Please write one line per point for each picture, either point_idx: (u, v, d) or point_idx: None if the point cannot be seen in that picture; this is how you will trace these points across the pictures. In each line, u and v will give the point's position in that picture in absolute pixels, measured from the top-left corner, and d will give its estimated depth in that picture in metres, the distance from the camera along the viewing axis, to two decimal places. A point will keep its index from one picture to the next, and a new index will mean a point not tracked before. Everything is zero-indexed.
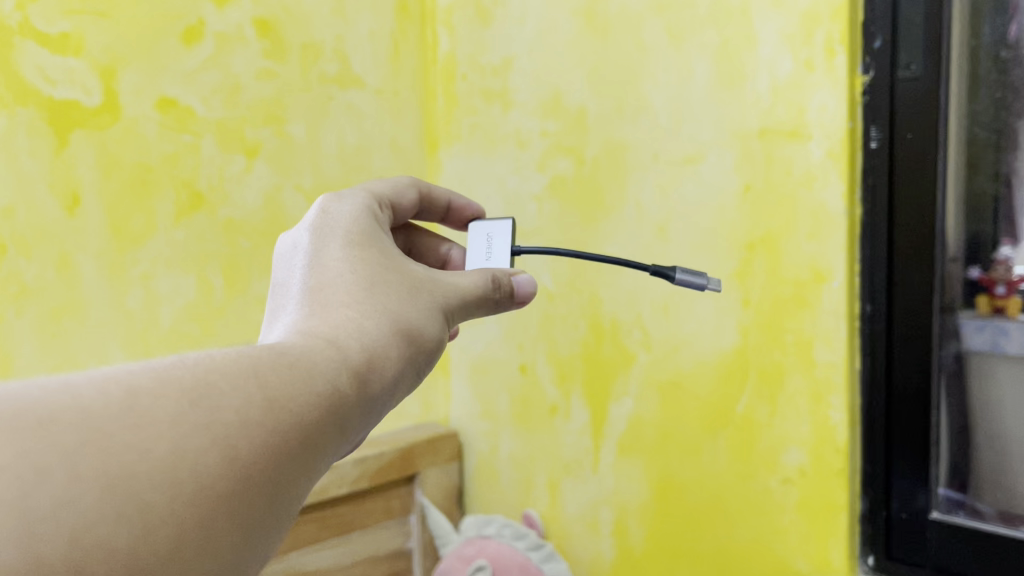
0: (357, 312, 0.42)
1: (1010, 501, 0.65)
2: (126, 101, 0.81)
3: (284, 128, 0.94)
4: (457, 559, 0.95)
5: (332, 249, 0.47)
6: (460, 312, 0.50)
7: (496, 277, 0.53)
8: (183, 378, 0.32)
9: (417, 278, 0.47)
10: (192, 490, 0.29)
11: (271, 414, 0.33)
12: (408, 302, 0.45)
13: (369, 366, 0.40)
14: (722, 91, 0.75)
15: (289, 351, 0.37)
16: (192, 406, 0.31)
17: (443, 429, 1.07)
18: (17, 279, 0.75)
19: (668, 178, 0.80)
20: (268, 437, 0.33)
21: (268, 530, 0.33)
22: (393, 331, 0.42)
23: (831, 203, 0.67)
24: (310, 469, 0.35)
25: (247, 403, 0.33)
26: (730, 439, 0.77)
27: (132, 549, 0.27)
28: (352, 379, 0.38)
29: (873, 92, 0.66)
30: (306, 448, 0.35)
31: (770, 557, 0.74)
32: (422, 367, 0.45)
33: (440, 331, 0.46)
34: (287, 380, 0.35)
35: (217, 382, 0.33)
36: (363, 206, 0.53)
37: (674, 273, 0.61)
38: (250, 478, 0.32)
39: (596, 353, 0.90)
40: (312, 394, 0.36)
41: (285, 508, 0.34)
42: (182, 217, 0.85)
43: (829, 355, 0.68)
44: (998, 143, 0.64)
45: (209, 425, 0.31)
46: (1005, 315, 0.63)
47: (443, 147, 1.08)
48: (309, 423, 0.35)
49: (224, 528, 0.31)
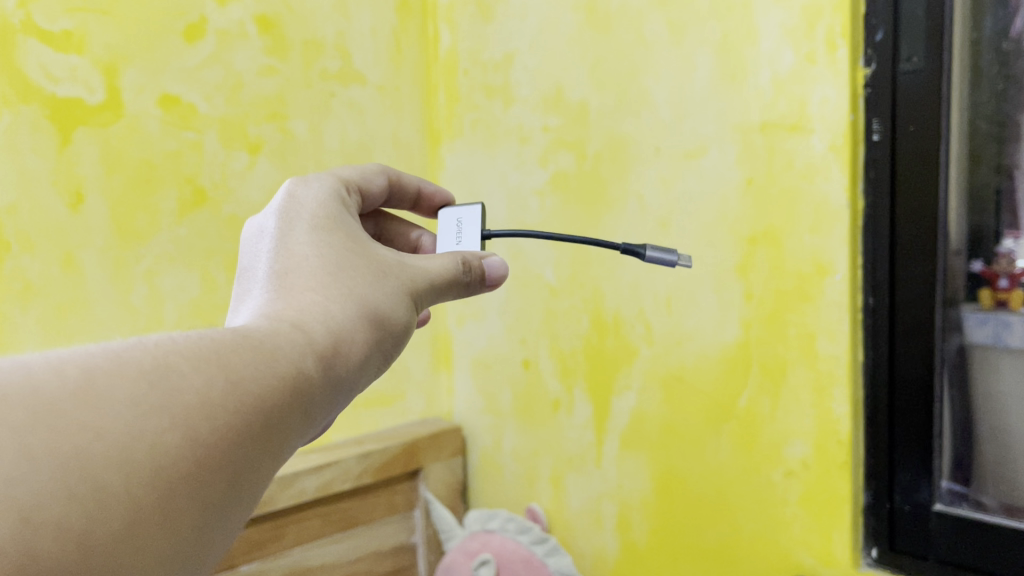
0: (323, 296, 0.42)
1: (1012, 493, 0.64)
2: (128, 98, 0.81)
3: (286, 125, 0.94)
4: (462, 553, 0.99)
5: (298, 233, 0.47)
6: (429, 296, 0.50)
7: (466, 262, 0.53)
8: (142, 358, 0.32)
9: (384, 261, 0.47)
10: (151, 471, 0.29)
11: (233, 396, 0.33)
12: (376, 286, 0.45)
13: (333, 349, 0.40)
14: (722, 85, 0.75)
15: (252, 334, 0.37)
16: (151, 386, 0.31)
17: (446, 424, 1.08)
18: (22, 276, 0.76)
19: (669, 172, 0.81)
20: (227, 419, 0.33)
21: (228, 514, 0.33)
22: (359, 315, 0.42)
23: (833, 196, 0.67)
24: (270, 451, 0.35)
25: (208, 384, 0.33)
26: (733, 433, 0.77)
27: (88, 528, 0.27)
28: (316, 362, 0.38)
29: (875, 86, 0.66)
30: (266, 431, 0.35)
31: (773, 550, 0.74)
32: (389, 351, 0.45)
33: (407, 315, 0.47)
34: (248, 362, 0.35)
35: (177, 363, 0.33)
36: (330, 191, 0.53)
37: (643, 253, 0.61)
38: (211, 460, 0.32)
39: (598, 347, 0.90)
40: (273, 376, 0.36)
41: (246, 491, 0.34)
42: (185, 214, 0.86)
43: (832, 348, 0.68)
44: (1000, 135, 0.64)
45: (168, 405, 0.31)
46: (1008, 308, 0.63)
47: (446, 143, 1.09)
48: (269, 406, 0.35)
49: (184, 510, 0.31)
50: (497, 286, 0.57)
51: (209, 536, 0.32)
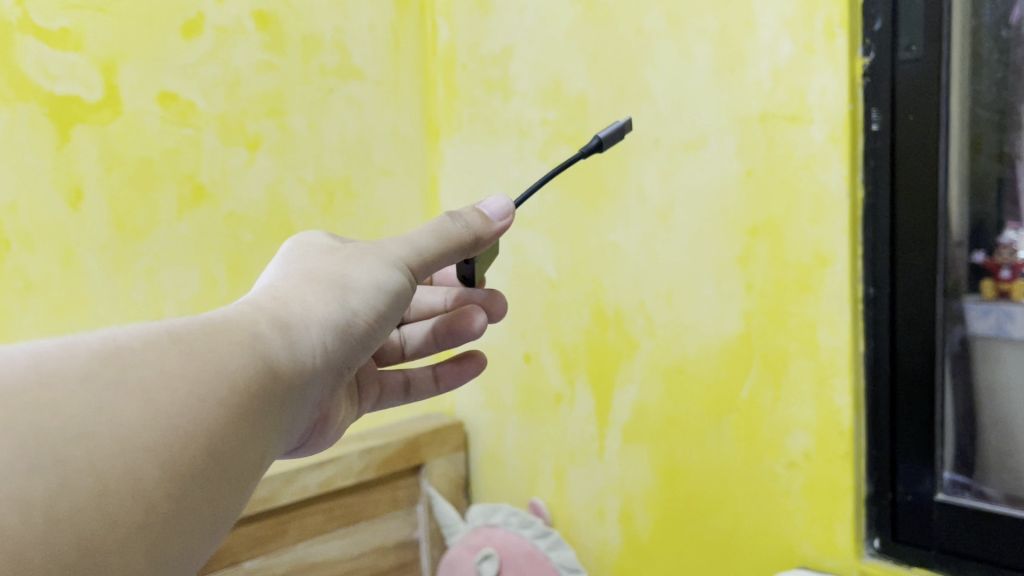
0: (281, 285, 0.45)
1: (1015, 484, 0.64)
2: (126, 95, 0.81)
3: (285, 121, 0.94)
4: (464, 547, 1.00)
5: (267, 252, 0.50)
6: (423, 267, 0.49)
7: (452, 215, 0.52)
8: (96, 343, 0.34)
9: (349, 245, 0.49)
10: (112, 435, 0.31)
11: (191, 364, 0.35)
12: (342, 264, 0.47)
13: (289, 323, 0.42)
14: (722, 76, 0.74)
15: (208, 318, 0.39)
16: (104, 363, 0.33)
17: (448, 419, 1.08)
18: (22, 274, 0.76)
19: (669, 164, 0.80)
20: (186, 389, 0.34)
21: (208, 480, 0.35)
22: (321, 293, 0.44)
23: (832, 186, 0.67)
24: (241, 420, 0.37)
25: (163, 357, 0.35)
26: (735, 425, 0.77)
27: (52, 497, 0.28)
28: (271, 332, 0.40)
29: (873, 76, 0.66)
30: (230, 399, 0.36)
31: (775, 542, 0.74)
32: (371, 317, 0.46)
33: (390, 277, 0.47)
34: (201, 336, 0.37)
35: (130, 344, 0.35)
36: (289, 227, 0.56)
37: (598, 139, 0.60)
38: (176, 427, 0.33)
39: (599, 340, 0.90)
40: (229, 351, 0.37)
41: (225, 458, 0.36)
42: (185, 211, 0.86)
43: (833, 339, 0.68)
44: (1001, 124, 0.63)
45: (121, 382, 0.33)
46: (1011, 299, 0.63)
47: (445, 137, 1.08)
48: (229, 376, 0.37)
49: (156, 472, 0.32)
50: (507, 223, 0.56)
51: (189, 502, 0.33)
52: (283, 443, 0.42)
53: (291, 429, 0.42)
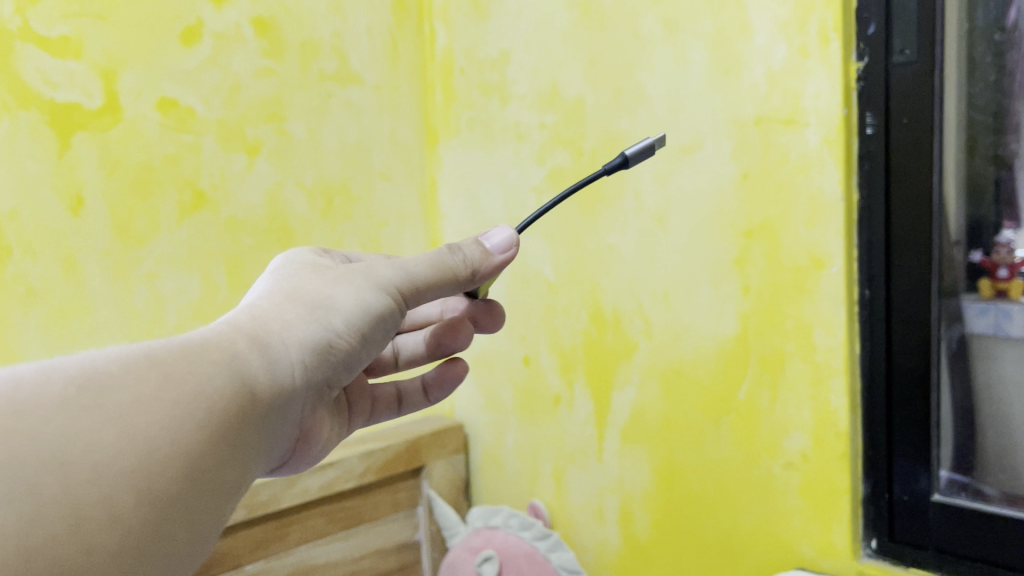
0: (267, 301, 0.47)
1: (1011, 482, 0.65)
2: (126, 102, 0.82)
3: (284, 126, 0.94)
4: (465, 550, 1.00)
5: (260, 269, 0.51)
6: (415, 291, 0.50)
7: (451, 247, 0.53)
8: (74, 369, 0.36)
9: (342, 265, 0.50)
10: (87, 464, 0.33)
11: (167, 389, 0.38)
12: (330, 284, 0.48)
13: (268, 343, 0.44)
14: (718, 79, 0.75)
15: (189, 341, 0.41)
16: (80, 389, 0.35)
17: (448, 422, 1.08)
18: (24, 280, 0.76)
19: (665, 168, 0.81)
20: (163, 411, 0.37)
21: (183, 500, 0.37)
22: (304, 311, 0.46)
23: (827, 189, 0.67)
24: (218, 441, 0.39)
25: (140, 381, 0.37)
26: (732, 426, 0.77)
27: (30, 524, 0.31)
28: (252, 355, 0.43)
29: (867, 79, 0.66)
30: (208, 420, 0.39)
31: (774, 542, 0.75)
32: (354, 338, 0.47)
33: (379, 299, 0.48)
34: (181, 360, 0.39)
35: (108, 369, 0.37)
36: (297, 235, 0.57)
37: (624, 156, 0.60)
38: (151, 450, 0.36)
39: (598, 342, 0.91)
40: (208, 372, 0.40)
41: (202, 479, 0.38)
42: (185, 216, 0.86)
43: (829, 340, 0.69)
44: (996, 126, 0.64)
45: (101, 407, 0.35)
46: (1008, 298, 0.64)
47: (444, 141, 1.09)
48: (208, 398, 0.39)
49: (129, 497, 0.34)
50: (512, 255, 0.55)
51: (164, 520, 0.36)
52: (266, 457, 0.45)
53: (272, 444, 0.45)
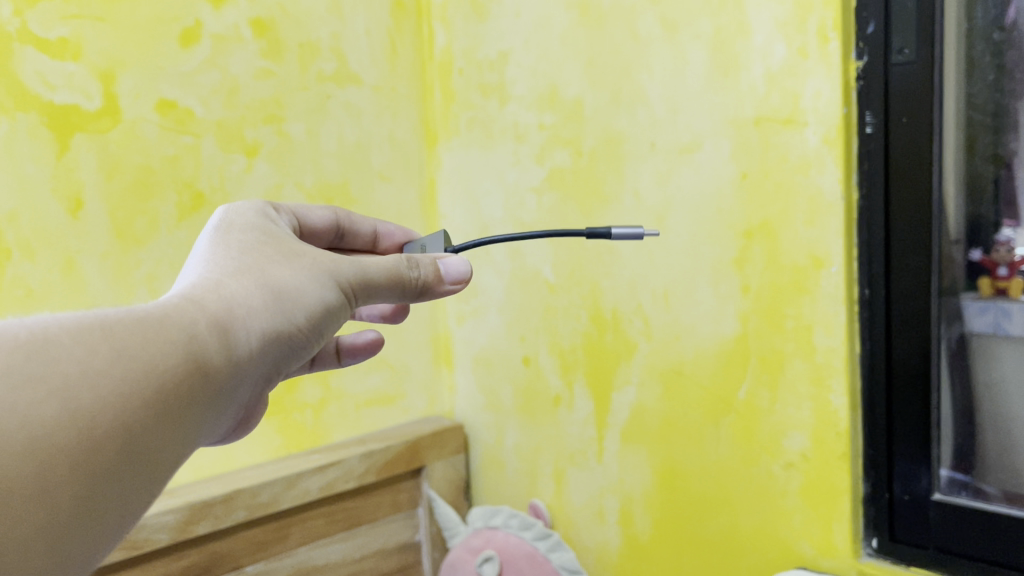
0: (228, 275, 0.45)
1: (1012, 481, 0.65)
2: (125, 104, 0.81)
3: (283, 127, 0.94)
4: (465, 550, 1.00)
5: (218, 233, 0.49)
6: (363, 290, 0.50)
7: (411, 261, 0.53)
8: (20, 333, 0.34)
9: (308, 249, 0.49)
10: (23, 438, 0.31)
11: (117, 365, 0.36)
12: (291, 270, 0.47)
13: (226, 323, 0.42)
14: (717, 80, 0.75)
15: (143, 311, 0.39)
16: (27, 357, 0.33)
17: (448, 422, 1.08)
18: (23, 283, 0.76)
19: (665, 168, 0.81)
20: (110, 387, 0.35)
21: (115, 480, 0.35)
22: (261, 292, 0.45)
23: (827, 189, 0.67)
24: (162, 422, 0.38)
25: (89, 355, 0.35)
26: (732, 426, 0.78)
27: None
28: (211, 334, 0.41)
29: (867, 79, 0.66)
30: (155, 399, 0.37)
31: (774, 542, 0.75)
32: (307, 327, 0.47)
33: (331, 295, 0.48)
34: (136, 334, 0.37)
35: (57, 337, 0.35)
36: (257, 203, 0.55)
37: (608, 231, 0.62)
38: (92, 426, 0.34)
39: (598, 343, 0.91)
40: (163, 348, 0.38)
41: (139, 460, 0.37)
42: (185, 218, 0.86)
43: (829, 340, 0.69)
44: (996, 125, 0.63)
45: (46, 377, 0.33)
46: (1008, 297, 0.63)
47: (443, 142, 1.09)
48: (157, 376, 0.37)
49: (62, 476, 0.33)
50: (462, 287, 0.56)
51: (95, 501, 0.35)
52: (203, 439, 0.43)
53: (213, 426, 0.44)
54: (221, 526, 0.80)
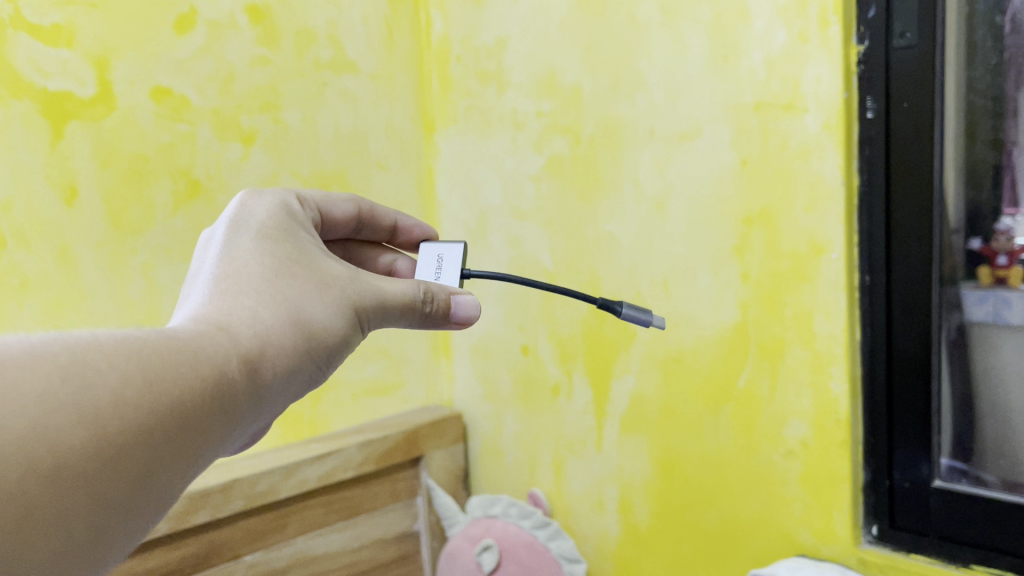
0: (257, 297, 0.44)
1: (1013, 469, 0.65)
2: (119, 91, 0.81)
3: (279, 115, 0.93)
4: (464, 538, 0.99)
5: (243, 241, 0.48)
6: (379, 319, 0.50)
7: (427, 293, 0.53)
8: (60, 354, 0.33)
9: (332, 274, 0.48)
10: (53, 468, 0.31)
11: (150, 396, 0.35)
12: (315, 295, 0.46)
13: (255, 351, 0.41)
14: (717, 66, 0.74)
15: (174, 335, 0.38)
16: (64, 382, 0.32)
17: (447, 411, 1.08)
18: (18, 271, 0.76)
19: (664, 155, 0.80)
20: (138, 417, 0.34)
21: (133, 510, 0.35)
22: (292, 319, 0.44)
23: (827, 174, 0.67)
24: (185, 452, 0.37)
25: (124, 383, 0.34)
26: (732, 414, 0.77)
27: None
28: (239, 364, 0.40)
29: (867, 63, 0.66)
30: (179, 430, 0.36)
31: (774, 530, 0.75)
32: (327, 357, 0.46)
33: (348, 327, 0.47)
34: (167, 362, 0.36)
35: (94, 362, 0.34)
36: (286, 207, 0.54)
37: (621, 309, 0.61)
38: (116, 458, 0.33)
39: (597, 331, 0.90)
40: (194, 378, 0.37)
41: (159, 489, 0.36)
42: (181, 206, 0.85)
43: (829, 327, 0.68)
44: (996, 110, 0.63)
45: (80, 404, 0.32)
46: (1007, 285, 0.63)
47: (440, 130, 1.08)
48: (185, 406, 0.36)
49: (83, 508, 0.32)
50: (469, 324, 0.56)
51: (113, 531, 0.34)
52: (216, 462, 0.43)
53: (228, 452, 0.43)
54: (220, 515, 0.80)
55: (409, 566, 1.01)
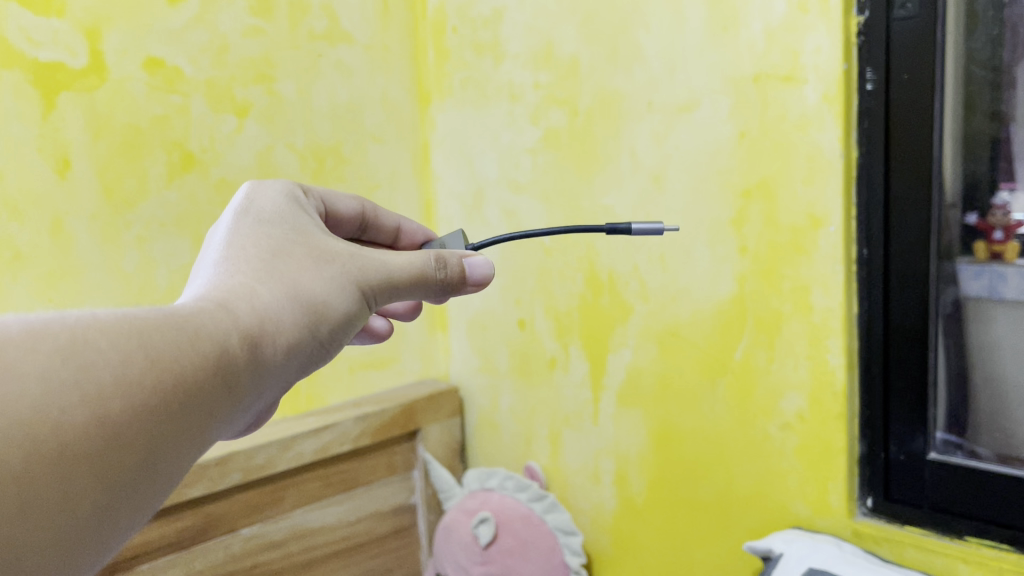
0: (258, 277, 0.43)
1: (1007, 443, 0.65)
2: (111, 62, 0.80)
3: (273, 87, 0.92)
4: (462, 512, 0.94)
5: (246, 223, 0.47)
6: (386, 294, 0.49)
7: (439, 260, 0.52)
8: (59, 333, 0.33)
9: (335, 251, 0.48)
10: (53, 449, 0.30)
11: (152, 373, 0.34)
12: (317, 272, 0.45)
13: (258, 328, 0.41)
14: (716, 37, 0.74)
15: (175, 312, 0.38)
16: (64, 362, 0.32)
17: (444, 385, 1.07)
18: (11, 244, 0.75)
19: (662, 127, 0.80)
20: (139, 396, 0.34)
21: (137, 488, 0.34)
22: (295, 297, 0.43)
23: (826, 147, 0.67)
24: (188, 430, 0.36)
25: (126, 361, 0.34)
26: (728, 387, 0.78)
27: None
28: (241, 342, 0.39)
29: (867, 34, 0.65)
30: (183, 409, 0.36)
31: (769, 502, 0.76)
32: (333, 334, 0.45)
33: (354, 303, 0.47)
34: (169, 339, 0.36)
35: (95, 340, 0.33)
36: (289, 191, 0.53)
37: (629, 226, 0.60)
38: (117, 437, 0.33)
39: (594, 305, 0.90)
40: (196, 356, 0.37)
41: (163, 467, 0.35)
42: (175, 178, 0.85)
43: (826, 300, 0.69)
44: (995, 82, 0.62)
45: (79, 386, 0.32)
46: (1003, 260, 0.63)
47: (436, 102, 1.07)
48: (186, 385, 0.36)
49: (84, 487, 0.32)
50: (483, 289, 0.55)
51: (117, 509, 0.34)
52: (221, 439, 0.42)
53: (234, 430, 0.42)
54: (216, 489, 0.80)
55: (407, 539, 1.01)
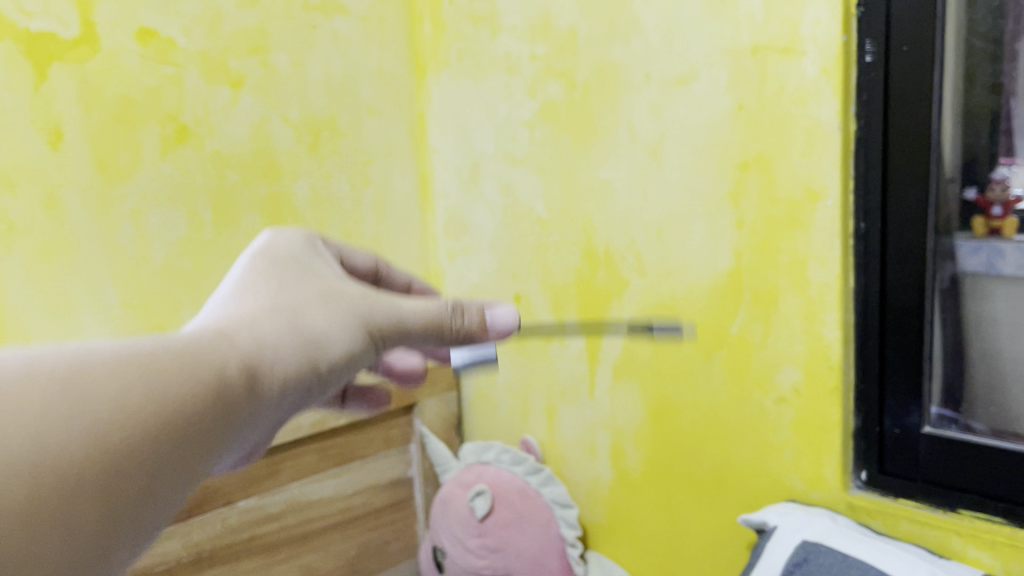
0: (264, 313, 0.43)
1: (1003, 419, 0.65)
2: (103, 32, 0.79)
3: (268, 59, 0.91)
4: (457, 485, 0.94)
5: (258, 266, 0.47)
6: (392, 338, 0.48)
7: (456, 309, 0.52)
8: (60, 359, 0.31)
9: (344, 294, 0.47)
10: (54, 475, 0.28)
11: (155, 402, 0.33)
12: (324, 314, 0.45)
13: (258, 362, 0.40)
14: (715, 8, 0.73)
15: (178, 343, 0.37)
16: (66, 388, 0.30)
17: (440, 360, 1.07)
18: (4, 216, 0.74)
19: (659, 100, 0.79)
20: (144, 424, 0.32)
21: (138, 522, 0.32)
22: (298, 335, 0.42)
23: (825, 120, 0.66)
24: (189, 462, 0.34)
25: (128, 388, 0.32)
26: (724, 361, 0.78)
27: None
28: (240, 371, 0.38)
29: (867, 5, 0.64)
30: (184, 440, 0.34)
31: (765, 475, 0.76)
32: (333, 374, 0.44)
33: (357, 347, 0.46)
34: (172, 367, 0.35)
35: (96, 365, 0.32)
36: (305, 238, 0.53)
37: None
38: (121, 467, 0.31)
39: (590, 279, 0.90)
40: (196, 386, 0.35)
41: (164, 500, 0.33)
42: (169, 151, 0.84)
43: (823, 275, 0.68)
44: (995, 54, 0.62)
45: (82, 411, 0.30)
46: (1001, 236, 0.63)
47: (431, 74, 1.06)
48: (187, 413, 0.34)
49: (87, 520, 0.30)
50: (503, 337, 0.55)
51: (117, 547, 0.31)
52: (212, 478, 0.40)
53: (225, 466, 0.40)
54: None
55: (403, 512, 1.02)
